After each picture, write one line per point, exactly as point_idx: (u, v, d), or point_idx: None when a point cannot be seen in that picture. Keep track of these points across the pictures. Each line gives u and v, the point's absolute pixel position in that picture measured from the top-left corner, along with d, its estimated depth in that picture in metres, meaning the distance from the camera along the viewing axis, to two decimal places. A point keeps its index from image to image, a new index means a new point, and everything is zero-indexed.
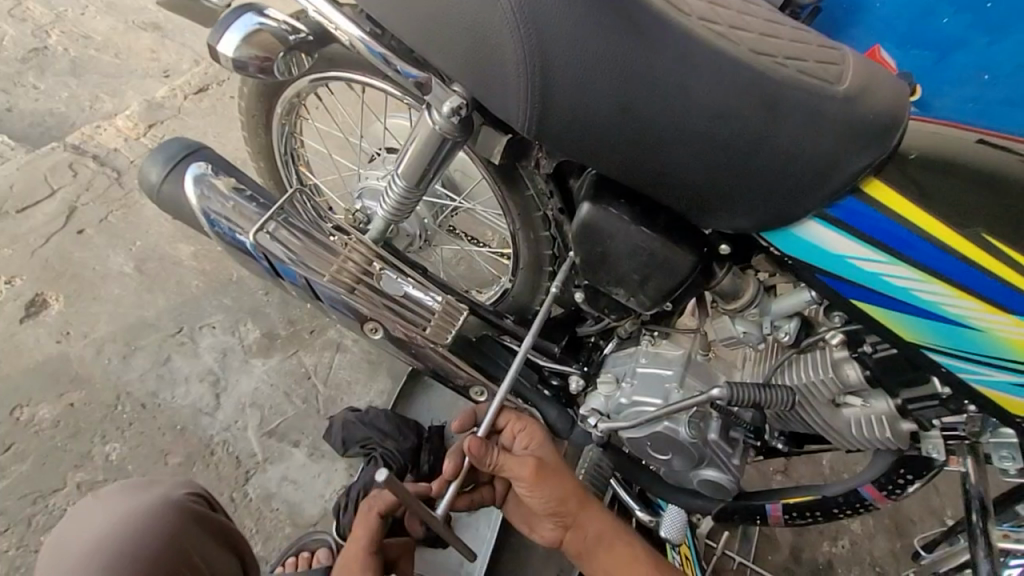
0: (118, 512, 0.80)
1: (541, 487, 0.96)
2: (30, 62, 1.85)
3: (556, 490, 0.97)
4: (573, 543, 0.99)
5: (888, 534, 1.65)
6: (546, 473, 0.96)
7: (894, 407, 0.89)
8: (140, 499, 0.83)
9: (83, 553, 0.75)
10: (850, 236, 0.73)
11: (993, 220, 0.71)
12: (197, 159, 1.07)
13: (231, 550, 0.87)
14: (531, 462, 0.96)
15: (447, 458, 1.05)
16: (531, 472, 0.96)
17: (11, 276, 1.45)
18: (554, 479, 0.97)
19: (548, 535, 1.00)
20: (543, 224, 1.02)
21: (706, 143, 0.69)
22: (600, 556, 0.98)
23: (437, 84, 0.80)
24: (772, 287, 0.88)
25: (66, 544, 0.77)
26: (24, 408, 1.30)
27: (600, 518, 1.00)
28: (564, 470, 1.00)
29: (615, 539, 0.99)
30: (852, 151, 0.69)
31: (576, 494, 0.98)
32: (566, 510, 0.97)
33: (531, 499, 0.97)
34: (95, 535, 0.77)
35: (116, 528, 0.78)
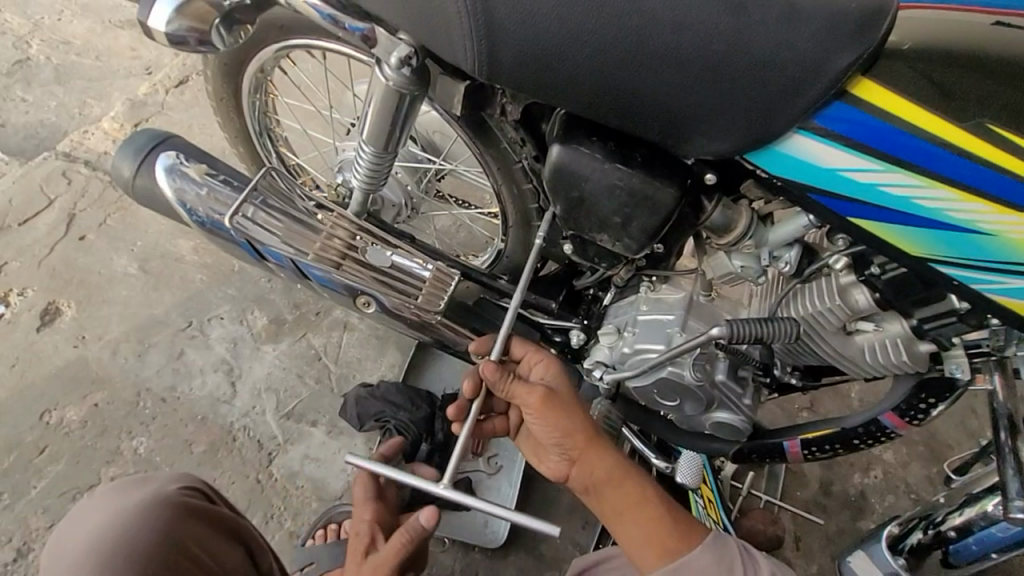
0: (114, 508, 0.74)
1: (545, 416, 0.92)
2: (14, 74, 1.83)
3: (563, 422, 0.91)
4: (579, 479, 0.91)
5: (923, 461, 1.61)
6: (553, 404, 0.92)
7: (909, 328, 0.83)
8: (132, 496, 0.76)
9: (80, 552, 0.70)
10: (840, 139, 0.66)
11: (996, 112, 0.67)
12: (166, 149, 1.05)
13: (237, 541, 0.82)
14: (538, 391, 0.93)
15: (465, 377, 1.02)
16: (538, 400, 0.92)
17: (21, 288, 1.47)
18: (563, 410, 0.92)
19: (555, 469, 0.94)
20: (524, 175, 0.97)
21: (671, 57, 0.63)
22: (607, 495, 0.89)
23: (383, 34, 0.75)
24: (769, 215, 0.82)
25: (65, 543, 0.72)
26: (52, 413, 1.34)
27: (611, 457, 0.91)
28: (575, 405, 0.94)
29: (626, 479, 0.89)
30: (834, 48, 0.63)
31: (583, 429, 0.92)
32: (572, 444, 0.91)
33: (537, 428, 0.93)
34: (92, 531, 0.72)
35: (115, 523, 0.72)
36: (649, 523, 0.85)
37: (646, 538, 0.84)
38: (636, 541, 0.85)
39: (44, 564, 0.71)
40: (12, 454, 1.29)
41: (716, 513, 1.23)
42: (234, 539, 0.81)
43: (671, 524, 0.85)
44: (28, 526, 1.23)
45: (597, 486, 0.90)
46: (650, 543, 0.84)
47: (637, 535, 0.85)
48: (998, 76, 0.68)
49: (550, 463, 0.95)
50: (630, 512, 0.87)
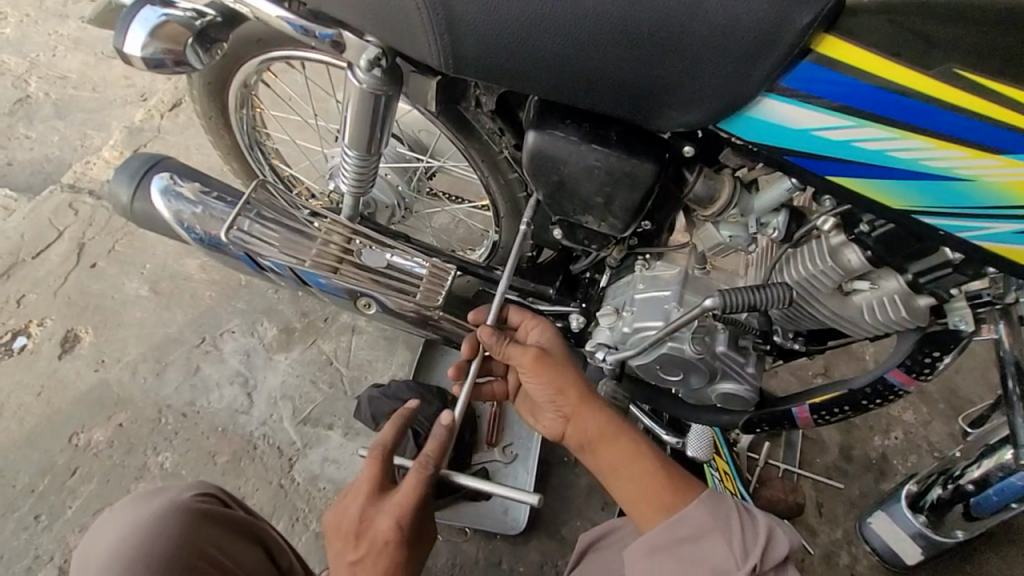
0: (133, 519, 0.77)
1: (538, 374, 0.94)
2: (16, 113, 1.88)
3: (556, 380, 0.94)
4: (574, 435, 0.93)
5: (945, 418, 1.59)
6: (547, 362, 0.95)
7: (905, 283, 0.83)
8: (149, 507, 0.79)
9: (102, 565, 0.72)
10: (808, 95, 0.66)
11: (967, 57, 0.66)
12: (160, 171, 1.08)
13: (255, 542, 0.84)
14: (531, 350, 0.95)
15: (465, 342, 1.09)
16: (532, 359, 0.95)
17: (41, 318, 1.52)
18: (557, 367, 0.95)
19: (551, 427, 0.96)
20: (508, 165, 0.98)
21: (629, 34, 0.64)
22: (602, 451, 0.89)
23: (352, 38, 0.76)
24: (753, 182, 0.82)
25: (89, 557, 0.75)
26: (80, 435, 1.39)
27: (604, 414, 0.92)
28: (569, 365, 0.96)
29: (618, 436, 0.89)
30: (794, 5, 0.62)
31: (576, 386, 0.94)
32: (565, 400, 0.93)
33: (532, 387, 0.96)
34: (112, 545, 0.75)
35: (133, 534, 0.75)
36: (643, 477, 0.84)
37: (641, 491, 0.83)
38: (629, 496, 0.84)
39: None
40: (46, 477, 1.34)
41: (733, 485, 1.23)
42: (252, 541, 0.84)
43: (666, 478, 0.83)
44: (67, 544, 1.28)
45: (592, 443, 0.91)
46: (645, 496, 0.82)
47: (632, 490, 0.84)
48: (965, 21, 0.68)
49: (546, 421, 0.97)
50: (624, 468, 0.86)
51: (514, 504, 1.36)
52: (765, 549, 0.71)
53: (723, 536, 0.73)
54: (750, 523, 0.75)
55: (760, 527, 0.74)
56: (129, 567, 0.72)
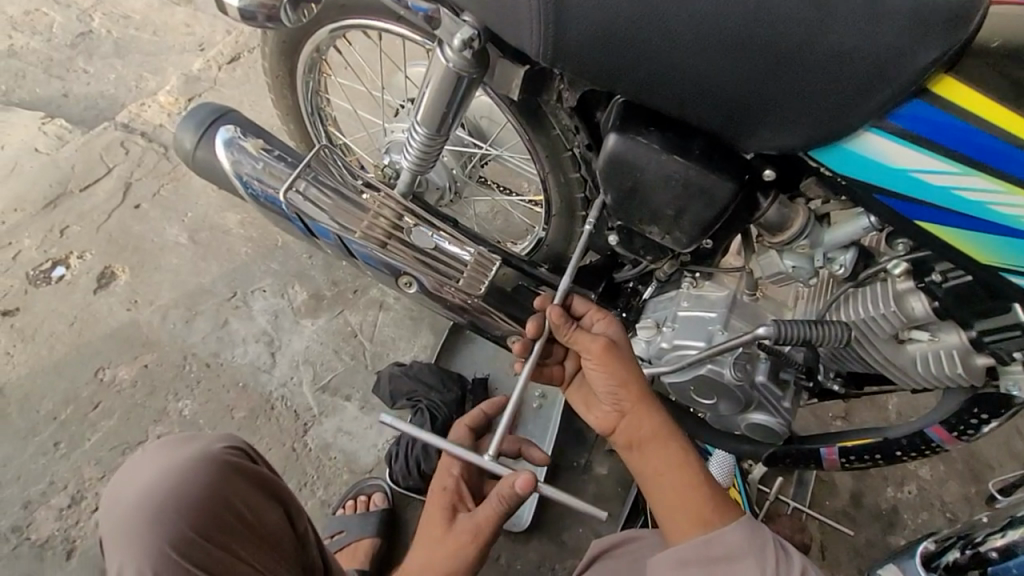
0: (164, 464, 0.76)
1: (604, 364, 0.89)
2: (78, 47, 1.90)
3: (622, 374, 0.88)
4: (625, 433, 0.87)
5: (962, 479, 1.55)
6: (616, 354, 0.89)
7: (967, 340, 0.81)
8: (181, 453, 0.78)
9: (133, 504, 0.73)
10: (924, 136, 0.64)
11: None
12: (226, 123, 1.08)
13: (277, 500, 0.85)
14: (601, 339, 0.90)
15: (530, 319, 1.03)
16: (600, 347, 0.89)
17: (81, 251, 1.54)
18: (625, 361, 0.89)
19: (602, 420, 0.90)
20: (572, 164, 0.98)
21: (739, 51, 0.62)
22: (651, 454, 0.85)
23: (447, 16, 0.77)
24: (825, 216, 0.80)
25: (121, 493, 0.75)
26: (106, 370, 1.41)
27: (661, 417, 0.87)
28: (635, 362, 0.91)
29: (672, 443, 0.85)
30: (916, 44, 0.61)
31: (640, 384, 0.88)
32: (626, 395, 0.87)
33: (593, 376, 0.90)
34: (144, 483, 0.75)
35: (165, 478, 0.75)
36: (687, 488, 0.81)
37: (682, 501, 0.81)
38: (670, 503, 0.81)
39: (101, 508, 0.75)
40: (69, 406, 1.37)
41: None
42: (276, 499, 0.85)
43: (709, 495, 0.81)
44: (82, 475, 1.30)
45: (642, 443, 0.85)
46: (686, 507, 0.80)
47: (673, 498, 0.81)
48: None
49: (599, 414, 0.91)
50: (670, 475, 0.83)
51: (520, 502, 1.36)
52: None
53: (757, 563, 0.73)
54: (784, 557, 0.74)
55: (795, 563, 0.73)
56: (160, 513, 0.72)
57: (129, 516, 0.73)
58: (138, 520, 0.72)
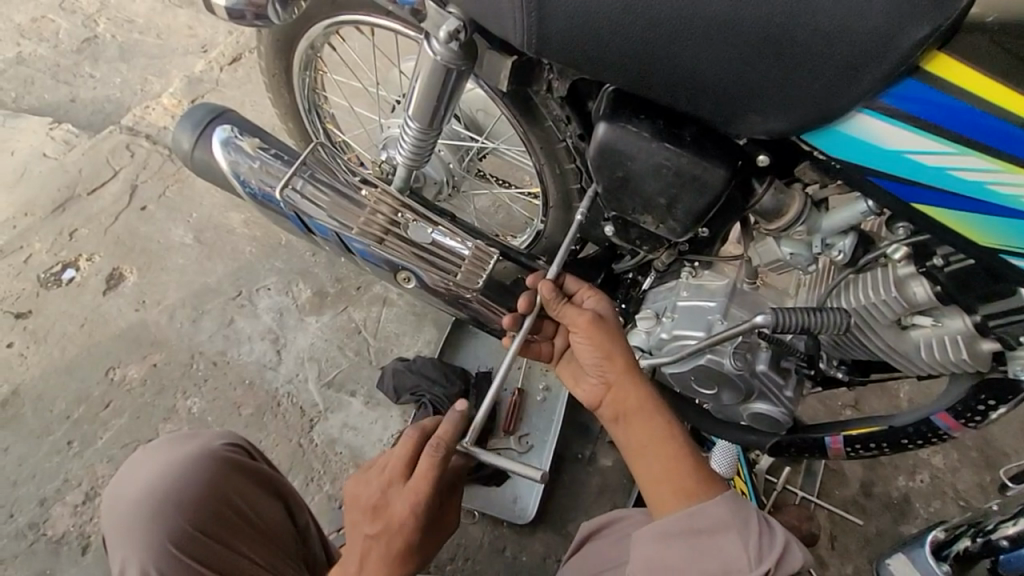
0: (164, 460, 0.78)
1: (588, 334, 0.91)
2: (84, 52, 1.93)
3: (606, 346, 0.90)
4: (610, 406, 0.87)
5: (975, 467, 1.53)
6: (602, 327, 0.91)
7: (972, 325, 0.79)
8: (181, 449, 0.80)
9: (136, 499, 0.75)
10: (918, 117, 0.63)
11: None
12: (222, 124, 1.09)
13: (276, 496, 0.86)
14: (587, 312, 0.92)
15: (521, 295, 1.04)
16: (585, 320, 0.91)
17: (90, 253, 1.57)
18: (610, 335, 0.91)
19: (587, 393, 0.91)
20: (567, 155, 0.97)
21: (725, 33, 0.61)
22: (635, 425, 0.84)
23: (433, 8, 0.77)
24: (823, 201, 0.78)
25: (123, 488, 0.77)
26: (116, 369, 1.44)
27: (647, 390, 0.87)
28: (621, 336, 0.92)
29: (657, 416, 0.85)
30: (907, 20, 0.59)
31: (625, 357, 0.89)
32: (611, 367, 0.88)
33: (579, 350, 0.92)
34: (145, 480, 0.77)
35: (164, 475, 0.77)
36: (670, 460, 0.80)
37: (665, 474, 0.79)
38: (653, 474, 0.80)
39: (105, 506, 0.77)
40: (81, 406, 1.40)
41: None
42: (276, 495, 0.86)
43: (694, 468, 0.79)
44: (95, 472, 1.33)
45: (626, 415, 0.85)
46: (670, 478, 0.79)
47: (656, 470, 0.80)
48: None
49: (585, 387, 0.92)
50: (653, 446, 0.82)
51: (525, 494, 1.36)
52: (779, 559, 0.69)
53: (741, 535, 0.71)
54: (767, 530, 0.72)
55: (777, 535, 0.71)
56: (160, 509, 0.75)
57: (130, 511, 0.75)
58: (140, 515, 0.74)
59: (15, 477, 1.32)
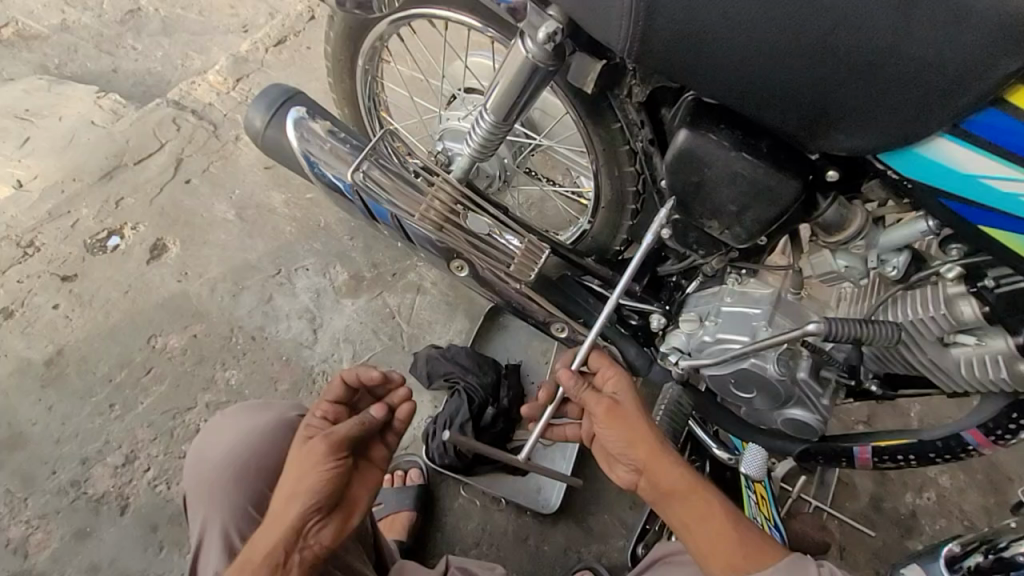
0: (245, 430, 0.94)
1: (616, 429, 0.94)
2: (127, 23, 1.96)
3: (631, 435, 0.93)
4: (647, 491, 0.93)
5: (981, 489, 1.57)
6: (622, 415, 0.95)
7: (1014, 346, 0.83)
8: (258, 421, 0.95)
9: (220, 464, 0.91)
10: (989, 148, 0.67)
11: None
12: (295, 105, 1.13)
13: None
14: (606, 402, 0.96)
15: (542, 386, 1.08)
16: (605, 411, 0.95)
17: (135, 222, 1.60)
18: (631, 421, 0.95)
19: (622, 480, 0.95)
20: (628, 158, 1.01)
21: (823, 53, 0.65)
22: (676, 507, 0.91)
23: (533, 10, 0.81)
24: (881, 219, 0.83)
25: (210, 449, 0.93)
26: (158, 337, 1.47)
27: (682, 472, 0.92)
28: (643, 419, 0.96)
29: (697, 494, 0.91)
30: (1000, 53, 0.62)
31: (652, 442, 0.93)
32: (640, 456, 0.92)
33: (605, 439, 0.96)
34: (227, 447, 0.93)
35: (245, 445, 0.93)
36: (717, 535, 0.88)
37: (713, 547, 0.87)
38: (704, 550, 0.88)
39: (191, 462, 0.93)
40: (123, 370, 1.43)
41: (767, 509, 1.26)
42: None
43: (739, 542, 0.87)
44: (135, 436, 1.36)
45: (666, 499, 0.92)
46: (717, 554, 0.86)
47: (705, 547, 0.87)
48: None
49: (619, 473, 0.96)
50: (698, 524, 0.89)
51: (548, 485, 1.40)
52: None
53: None
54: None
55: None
56: (242, 474, 0.91)
57: (215, 471, 0.91)
58: (226, 476, 0.91)
59: (58, 435, 1.35)
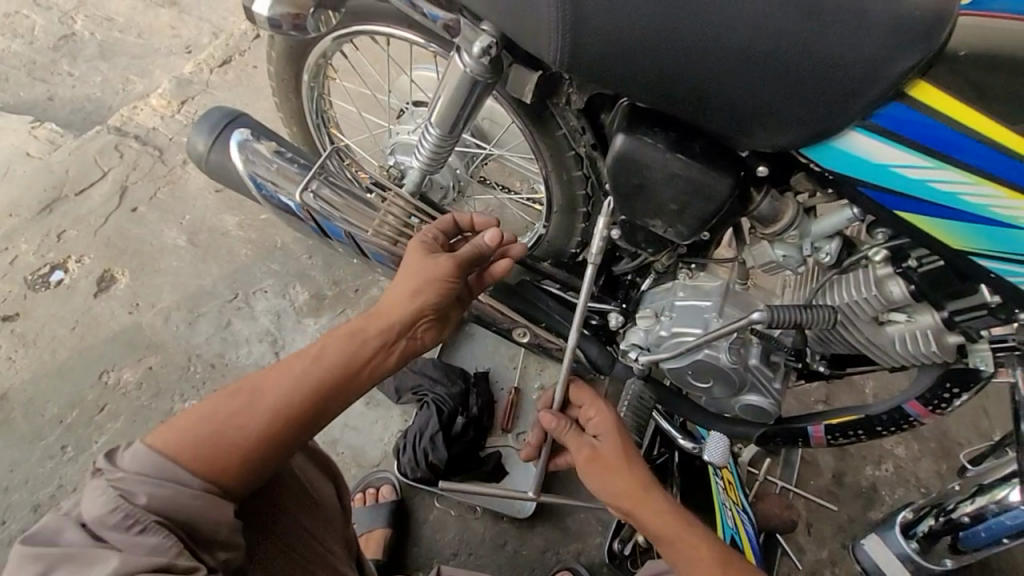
0: None
1: (592, 475, 0.98)
2: (62, 49, 1.89)
3: (607, 481, 0.96)
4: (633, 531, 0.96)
5: (934, 456, 1.65)
6: (596, 463, 0.98)
7: (940, 320, 0.88)
8: None
9: None
10: (896, 139, 0.73)
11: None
12: (238, 126, 1.12)
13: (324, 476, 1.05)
14: (581, 449, 0.99)
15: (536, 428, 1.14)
16: (581, 458, 0.99)
17: (79, 255, 1.54)
18: (606, 468, 0.97)
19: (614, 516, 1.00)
20: (575, 162, 1.03)
21: (741, 57, 0.69)
22: (659, 548, 0.92)
23: (466, 24, 0.83)
24: (812, 209, 0.87)
25: None
26: (110, 373, 1.41)
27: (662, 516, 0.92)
28: (621, 464, 0.96)
29: (679, 538, 0.90)
30: (898, 50, 0.67)
31: (628, 489, 0.94)
32: (617, 500, 0.95)
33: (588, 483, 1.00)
34: None
35: None
36: None
37: None
38: None
39: None
40: (74, 409, 1.37)
41: (735, 494, 1.31)
42: (325, 475, 1.06)
43: None
44: (91, 477, 1.31)
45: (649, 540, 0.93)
46: None
47: None
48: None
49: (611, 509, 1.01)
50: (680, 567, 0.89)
51: (523, 488, 1.40)
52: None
53: None
54: None
55: None
56: None
57: None
58: None
59: (7, 483, 1.29)
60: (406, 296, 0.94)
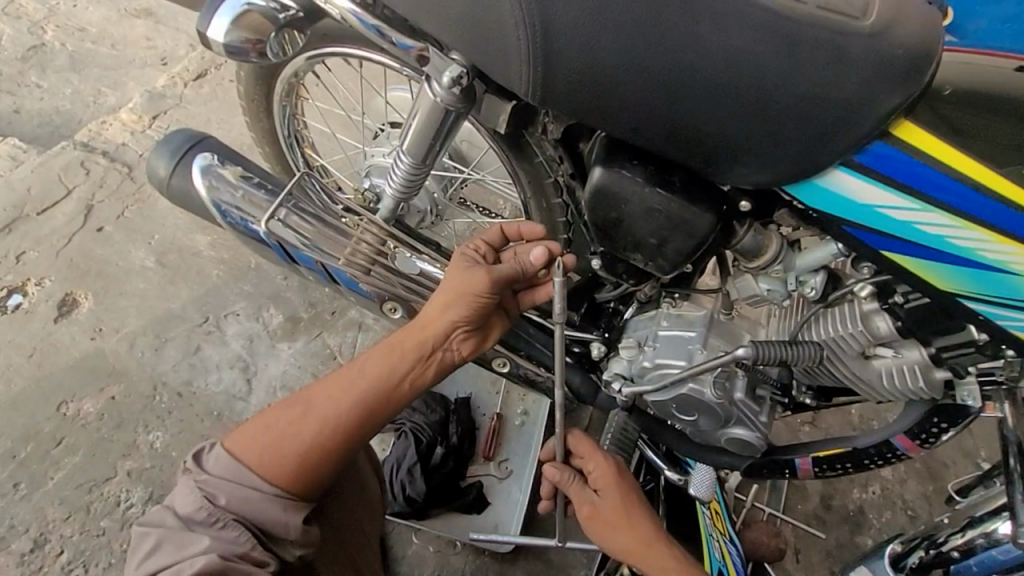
0: None
1: (595, 531, 0.99)
2: (30, 60, 1.83)
3: (609, 540, 0.98)
4: None
5: (920, 478, 1.63)
6: (598, 521, 0.99)
7: (928, 355, 0.86)
8: None
9: None
10: (879, 180, 0.71)
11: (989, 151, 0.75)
12: (202, 151, 1.08)
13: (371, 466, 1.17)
14: (583, 508, 1.00)
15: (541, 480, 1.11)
16: (583, 515, 1.00)
17: (39, 277, 1.47)
18: (608, 527, 0.98)
19: None
20: (554, 190, 0.99)
21: (717, 93, 0.67)
22: None
23: (434, 53, 0.80)
24: (796, 241, 0.85)
25: None
26: (69, 404, 1.35)
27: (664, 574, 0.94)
28: (623, 523, 0.97)
29: None
30: (878, 90, 0.66)
31: (630, 548, 0.96)
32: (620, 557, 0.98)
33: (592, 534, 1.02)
34: None
35: None
36: None
37: None
38: None
39: None
40: (30, 443, 1.30)
41: (722, 524, 1.26)
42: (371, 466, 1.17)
43: None
44: (45, 516, 1.24)
45: None
46: None
47: None
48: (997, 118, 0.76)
49: None
50: None
51: (505, 520, 1.35)
52: None
53: None
54: None
55: None
56: None
57: None
58: None
59: None
60: (438, 309, 0.92)
